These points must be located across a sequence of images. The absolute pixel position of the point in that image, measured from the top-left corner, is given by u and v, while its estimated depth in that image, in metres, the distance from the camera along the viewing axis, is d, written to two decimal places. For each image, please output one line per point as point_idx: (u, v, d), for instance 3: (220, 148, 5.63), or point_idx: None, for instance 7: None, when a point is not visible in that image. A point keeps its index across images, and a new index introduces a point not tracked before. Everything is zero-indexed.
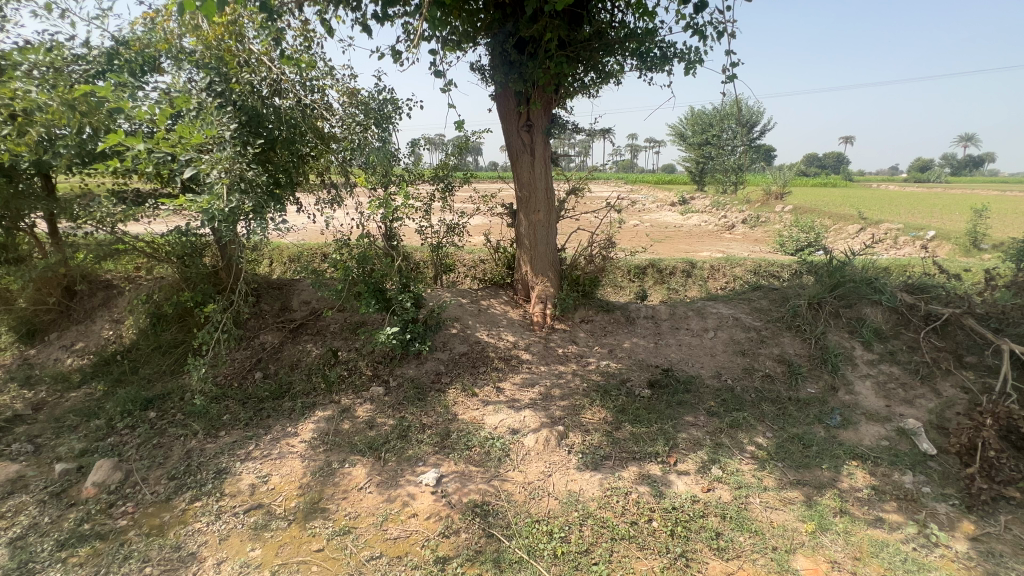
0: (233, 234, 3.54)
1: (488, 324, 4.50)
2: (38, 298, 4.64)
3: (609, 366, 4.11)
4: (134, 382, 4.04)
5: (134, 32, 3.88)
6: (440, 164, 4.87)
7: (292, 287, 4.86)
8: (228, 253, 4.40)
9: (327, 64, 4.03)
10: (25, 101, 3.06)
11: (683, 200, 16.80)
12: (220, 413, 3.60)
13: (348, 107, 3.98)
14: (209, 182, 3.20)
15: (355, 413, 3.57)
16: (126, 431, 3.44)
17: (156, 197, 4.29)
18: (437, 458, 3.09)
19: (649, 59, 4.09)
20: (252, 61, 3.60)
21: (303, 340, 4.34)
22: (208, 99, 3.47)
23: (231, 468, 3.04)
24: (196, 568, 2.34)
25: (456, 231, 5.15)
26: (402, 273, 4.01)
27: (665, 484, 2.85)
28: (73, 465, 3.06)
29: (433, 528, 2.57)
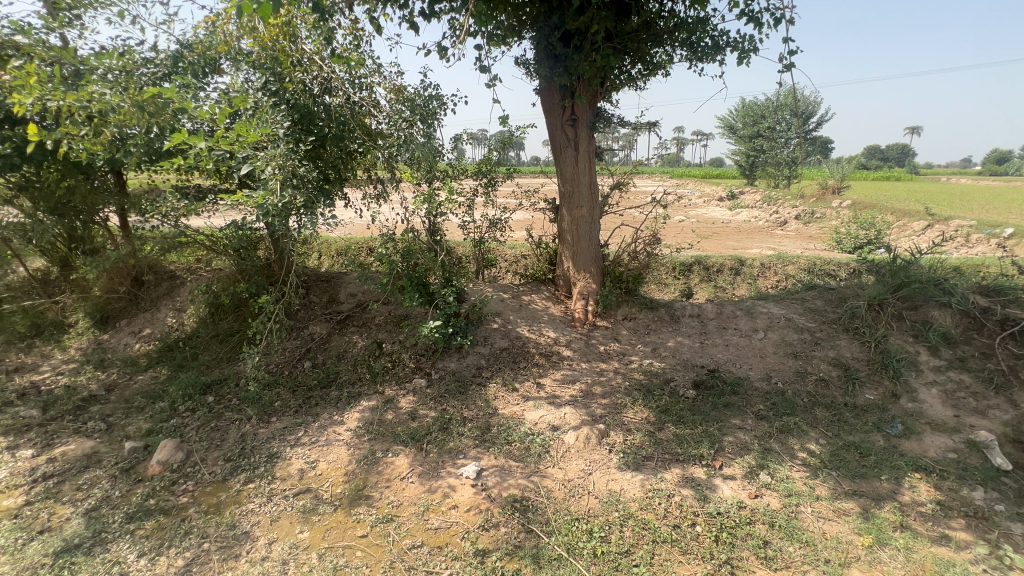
0: (284, 227, 3.68)
1: (529, 320, 4.50)
2: (110, 287, 4.99)
3: (652, 365, 4.02)
4: (195, 368, 4.28)
5: (197, 34, 4.08)
6: (483, 159, 4.89)
7: (339, 279, 5.02)
8: (280, 247, 4.58)
9: (375, 61, 4.10)
10: (100, 103, 3.26)
11: (732, 195, 16.22)
12: (271, 399, 3.76)
13: (395, 104, 3.98)
14: (264, 178, 3.35)
15: (398, 404, 3.65)
16: (186, 414, 3.65)
17: (215, 192, 4.51)
18: (477, 452, 3.12)
19: (700, 49, 3.96)
20: (305, 61, 3.73)
21: (350, 331, 4.47)
22: (264, 99, 3.65)
23: (282, 453, 3.17)
24: (250, 547, 2.46)
25: (499, 227, 5.17)
26: (445, 268, 4.08)
27: (710, 488, 2.77)
28: (140, 444, 3.28)
29: (473, 520, 2.59)
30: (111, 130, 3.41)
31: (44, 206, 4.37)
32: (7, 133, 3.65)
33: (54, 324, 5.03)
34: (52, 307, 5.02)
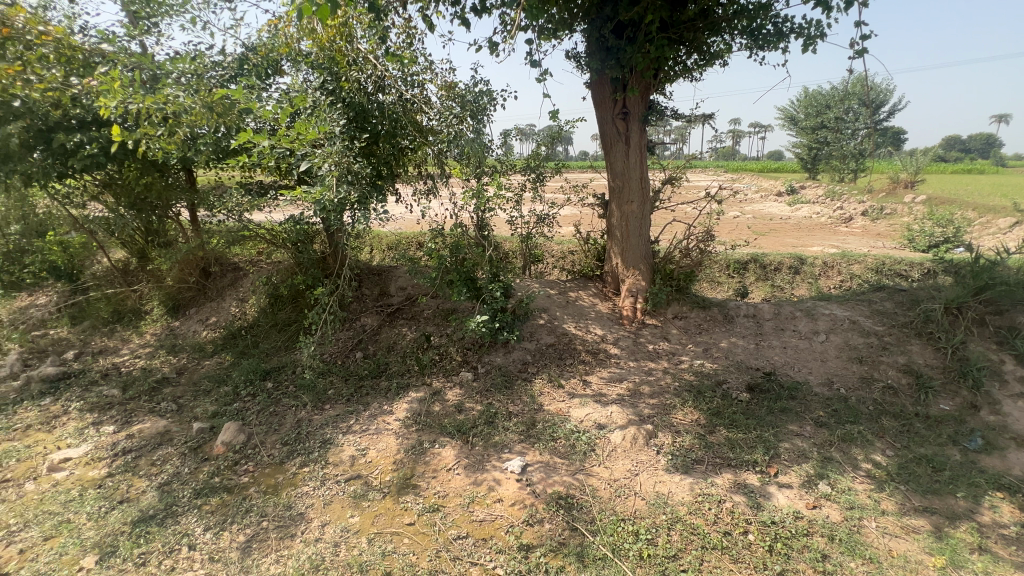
0: (339, 221, 3.82)
1: (576, 317, 4.47)
2: (181, 277, 5.34)
3: (703, 366, 3.90)
4: (256, 355, 4.52)
5: (261, 37, 4.26)
6: (532, 154, 4.88)
7: (390, 272, 5.15)
8: (335, 241, 4.75)
9: (427, 58, 4.15)
10: (175, 105, 3.46)
11: (792, 189, 15.43)
12: (325, 387, 3.92)
13: (446, 100, 4.03)
14: (321, 175, 3.48)
15: (445, 397, 3.72)
16: (247, 398, 3.86)
17: (275, 188, 4.73)
18: (522, 447, 3.13)
19: (762, 36, 3.77)
20: (360, 61, 3.78)
21: (399, 324, 4.58)
22: (321, 98, 3.79)
23: (335, 439, 3.29)
24: (305, 527, 2.58)
25: (546, 222, 5.15)
26: (492, 264, 4.07)
27: (764, 495, 2.66)
28: (207, 425, 3.49)
29: (517, 515, 2.60)
30: (184, 130, 3.62)
31: (125, 201, 4.80)
32: (94, 135, 3.95)
33: (132, 311, 5.44)
34: (130, 294, 5.48)
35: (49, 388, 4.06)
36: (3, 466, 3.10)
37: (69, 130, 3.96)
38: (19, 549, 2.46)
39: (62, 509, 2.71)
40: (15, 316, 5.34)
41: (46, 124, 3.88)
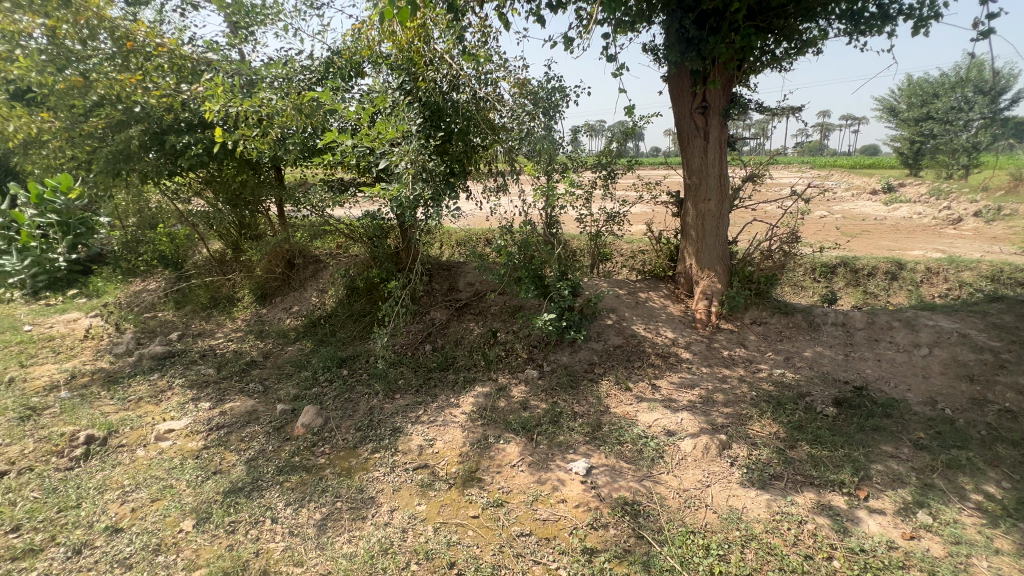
0: (413, 217, 3.93)
1: (646, 318, 4.35)
2: (269, 268, 5.74)
3: (784, 376, 3.67)
4: (333, 343, 4.78)
5: (345, 41, 4.45)
6: (604, 151, 4.78)
7: (459, 269, 5.25)
8: (408, 236, 4.91)
9: (501, 55, 4.17)
10: (269, 108, 3.70)
11: (890, 186, 14.11)
12: (396, 377, 4.07)
13: (518, 98, 4.01)
14: (398, 172, 3.61)
15: (511, 393, 3.74)
16: (325, 384, 4.09)
17: (355, 185, 4.96)
18: (587, 448, 3.09)
19: (864, 20, 3.45)
20: (437, 61, 3.86)
21: (467, 319, 4.66)
22: (400, 98, 3.93)
23: (404, 428, 3.41)
24: (376, 511, 2.69)
25: (616, 220, 5.05)
26: (561, 262, 4.08)
27: (851, 520, 2.45)
28: (289, 407, 3.73)
29: (582, 517, 2.57)
30: (276, 131, 3.87)
31: (223, 197, 5.27)
32: (199, 137, 4.31)
33: (227, 298, 5.93)
34: (226, 283, 5.98)
35: (157, 365, 4.52)
36: (119, 432, 3.48)
37: (179, 132, 4.35)
38: (131, 507, 2.75)
39: (166, 474, 3.01)
40: (130, 299, 5.98)
41: (160, 127, 4.29)
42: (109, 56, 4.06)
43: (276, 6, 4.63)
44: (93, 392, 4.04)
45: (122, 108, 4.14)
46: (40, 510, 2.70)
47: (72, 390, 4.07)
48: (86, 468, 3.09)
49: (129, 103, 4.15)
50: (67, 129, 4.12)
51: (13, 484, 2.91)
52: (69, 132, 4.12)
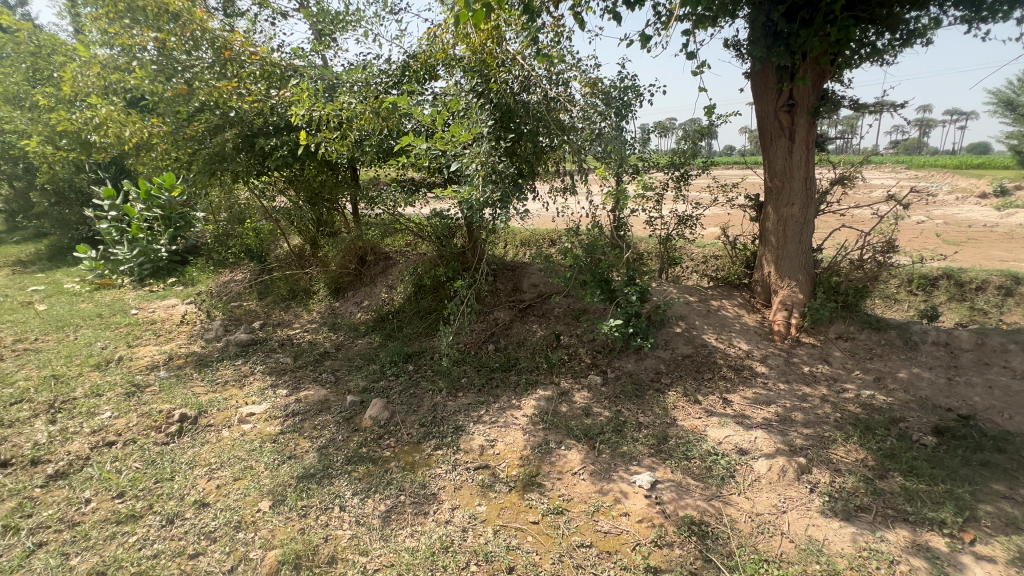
0: (481, 217, 3.95)
1: (718, 328, 4.15)
2: (343, 263, 6.02)
3: (873, 398, 3.36)
4: (400, 338, 4.93)
5: (420, 45, 4.55)
6: (677, 151, 4.62)
7: (523, 269, 5.25)
8: (475, 236, 4.97)
9: (573, 55, 4.13)
10: (349, 111, 3.87)
11: (1004, 189, 12.63)
12: (459, 375, 4.13)
13: (590, 98, 3.96)
14: (469, 174, 3.66)
15: (573, 398, 3.69)
16: (392, 377, 4.22)
17: (425, 186, 5.13)
18: (652, 462, 2.98)
19: (988, 5, 3.09)
20: (509, 62, 3.89)
21: (531, 320, 4.66)
22: (473, 100, 3.96)
23: (466, 427, 3.45)
24: (437, 507, 2.74)
25: (688, 224, 4.86)
26: (629, 266, 3.95)
27: (953, 565, 2.20)
28: (358, 398, 3.89)
29: (645, 533, 2.48)
30: (354, 133, 4.03)
31: (305, 195, 5.61)
32: (286, 139, 4.60)
33: (304, 291, 6.27)
34: (304, 276, 6.33)
35: (241, 351, 4.85)
36: (208, 412, 3.77)
37: (267, 135, 4.64)
38: (216, 484, 2.96)
39: (247, 455, 3.22)
40: (220, 289, 6.48)
41: (251, 131, 4.59)
42: (209, 65, 4.40)
43: (357, 13, 4.84)
44: (186, 373, 4.41)
45: (219, 114, 4.43)
46: (141, 479, 2.98)
47: (169, 371, 4.46)
48: (178, 444, 3.37)
49: (226, 108, 4.43)
50: (173, 133, 4.50)
51: (118, 454, 3.22)
52: (174, 136, 4.49)
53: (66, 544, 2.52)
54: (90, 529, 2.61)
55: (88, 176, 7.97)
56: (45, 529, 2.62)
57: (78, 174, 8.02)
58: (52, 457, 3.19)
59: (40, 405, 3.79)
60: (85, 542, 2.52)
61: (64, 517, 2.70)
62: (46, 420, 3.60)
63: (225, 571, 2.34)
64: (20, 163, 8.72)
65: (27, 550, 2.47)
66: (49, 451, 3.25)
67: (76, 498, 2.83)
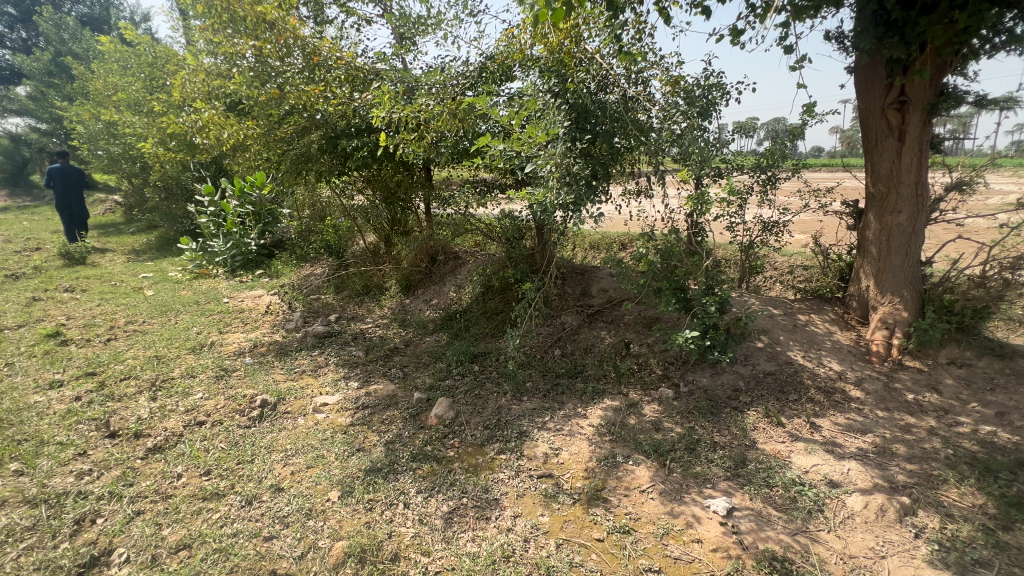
0: (553, 220, 3.86)
1: (805, 345, 3.83)
2: (415, 261, 6.18)
3: (994, 436, 2.95)
4: (467, 338, 4.97)
5: (498, 46, 4.54)
6: (766, 152, 4.29)
7: (593, 273, 5.13)
8: (545, 238, 4.92)
9: (654, 53, 4.02)
10: (427, 113, 3.93)
11: None
12: (524, 379, 4.09)
13: (670, 97, 3.90)
14: (543, 176, 3.61)
15: (642, 411, 3.54)
16: (457, 377, 4.25)
17: (497, 187, 5.16)
18: (728, 486, 2.78)
19: None
20: (588, 61, 3.85)
21: (599, 327, 4.55)
22: (550, 100, 3.82)
23: (530, 433, 3.39)
24: (500, 514, 2.70)
25: (774, 231, 4.54)
26: (708, 274, 3.71)
27: None
28: (425, 396, 3.94)
29: (720, 565, 2.31)
30: (431, 135, 4.09)
31: (382, 195, 5.83)
32: (366, 140, 4.75)
33: (377, 287, 6.49)
34: (377, 273, 6.56)
35: (318, 343, 5.09)
36: (286, 399, 3.97)
37: (350, 136, 4.82)
38: (291, 470, 3.10)
39: (320, 444, 3.36)
40: (301, 282, 6.85)
41: (335, 133, 4.79)
42: (299, 70, 4.63)
43: (437, 17, 4.91)
44: (269, 361, 4.68)
45: (306, 116, 4.67)
46: (225, 459, 3.18)
47: (254, 358, 4.75)
48: (259, 428, 3.57)
49: (313, 111, 4.65)
50: (265, 134, 4.78)
51: (207, 434, 3.46)
52: (266, 137, 4.79)
53: (159, 514, 2.73)
54: (181, 503, 2.80)
55: (193, 174, 8.72)
56: (143, 498, 2.86)
57: (184, 172, 8.80)
58: (152, 431, 3.49)
59: (144, 383, 4.16)
60: (176, 514, 2.72)
61: (159, 488, 2.93)
62: (149, 396, 3.95)
63: (296, 557, 2.43)
64: (137, 162, 9.69)
65: (128, 517, 2.70)
66: (149, 426, 3.55)
67: (170, 471, 3.07)
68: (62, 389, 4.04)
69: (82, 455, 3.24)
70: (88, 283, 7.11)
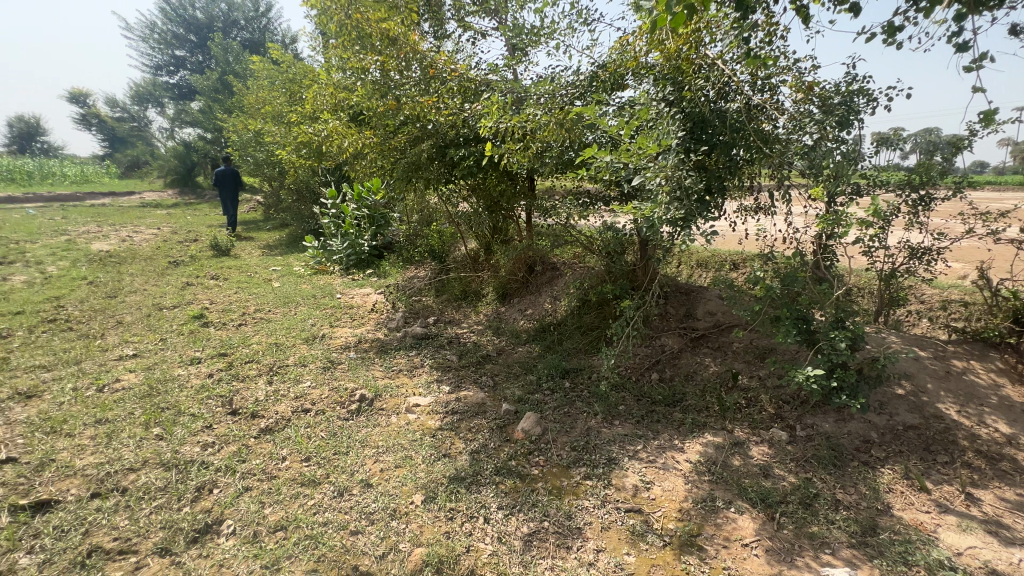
0: (660, 237, 3.62)
1: (961, 398, 3.22)
2: (512, 271, 6.22)
3: None
4: (560, 352, 4.87)
5: (611, 54, 4.38)
6: (920, 167, 3.71)
7: (699, 294, 4.78)
8: (649, 254, 4.68)
9: (787, 56, 3.68)
10: (534, 123, 3.88)
11: None
12: (617, 402, 3.88)
13: (801, 105, 3.52)
14: (652, 190, 3.37)
15: (749, 452, 3.19)
16: (547, 392, 4.15)
17: (601, 200, 5.02)
18: (853, 555, 2.38)
19: None
20: (709, 66, 3.51)
21: (702, 353, 4.22)
22: (663, 109, 3.64)
23: (620, 461, 3.19)
24: (582, 545, 2.55)
25: (924, 259, 3.89)
26: (839, 305, 3.26)
27: None
28: (513, 408, 3.89)
29: None
30: (537, 145, 4.07)
31: (485, 203, 5.94)
32: (473, 150, 4.83)
33: (474, 293, 6.63)
34: (476, 279, 6.70)
35: (415, 344, 5.27)
36: (382, 396, 4.14)
37: (457, 146, 4.93)
38: (381, 467, 3.20)
39: (409, 444, 3.44)
40: (405, 284, 7.20)
41: (444, 142, 4.93)
42: (415, 81, 4.86)
43: (551, 26, 4.90)
44: (370, 357, 4.94)
45: (419, 126, 4.86)
46: (324, 448, 3.37)
47: (357, 353, 5.04)
48: (356, 422, 3.75)
49: (425, 121, 4.82)
50: (381, 143, 5.10)
51: (310, 422, 3.70)
52: (382, 146, 5.08)
53: (264, 493, 2.94)
54: (283, 485, 3.01)
55: (320, 179, 9.59)
56: (252, 475, 3.11)
57: (313, 176, 9.71)
58: (266, 413, 3.81)
59: (264, 367, 4.59)
60: (278, 496, 2.91)
61: (266, 468, 3.17)
62: (266, 380, 4.34)
63: (378, 556, 2.47)
64: (276, 167, 10.87)
65: (239, 491, 2.95)
66: (264, 407, 3.89)
67: (276, 453, 3.31)
68: (199, 366, 4.58)
69: (208, 428, 3.61)
70: (230, 272, 8.08)
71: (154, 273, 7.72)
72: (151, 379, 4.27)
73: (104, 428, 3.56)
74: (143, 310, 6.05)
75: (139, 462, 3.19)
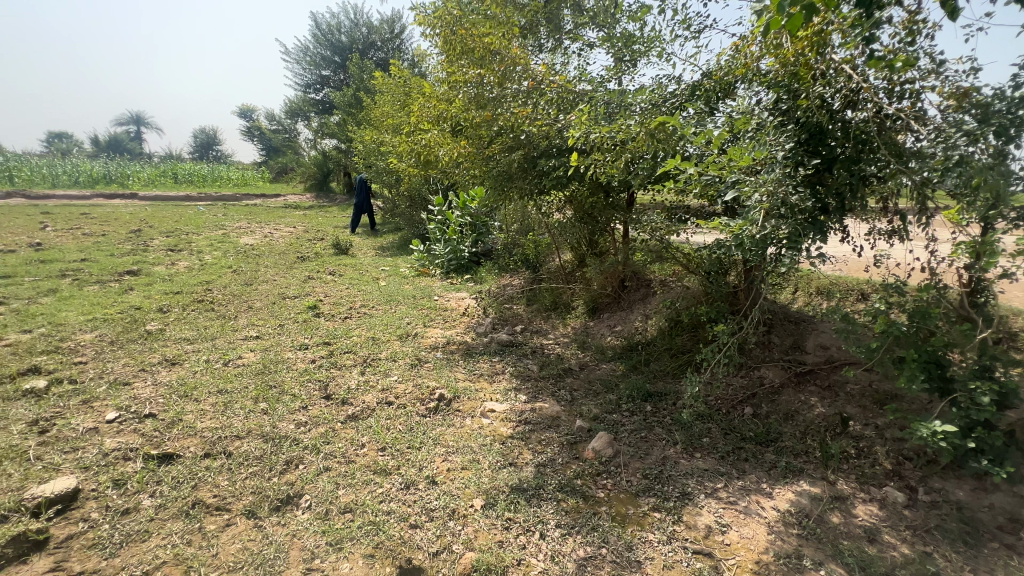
0: (761, 258, 3.30)
1: None
2: (603, 285, 6.06)
3: None
4: (645, 373, 4.63)
5: (721, 60, 4.11)
6: None
7: (811, 325, 4.27)
8: (753, 278, 4.29)
9: (933, 57, 3.13)
10: (625, 133, 3.77)
11: None
12: (701, 433, 3.59)
13: (951, 114, 2.94)
14: (748, 206, 3.13)
15: (853, 511, 2.76)
16: (625, 414, 3.96)
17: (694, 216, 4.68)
18: None
19: None
20: (830, 73, 3.13)
21: (808, 391, 3.75)
22: (769, 119, 3.34)
23: (695, 497, 2.94)
24: None
25: None
26: (985, 351, 2.70)
27: None
28: (587, 426, 3.77)
29: None
30: (627, 155, 3.92)
31: (579, 213, 5.86)
32: (563, 161, 4.77)
33: (564, 305, 6.57)
34: (567, 291, 6.63)
35: (500, 350, 5.35)
36: (460, 398, 4.24)
37: (549, 156, 4.94)
38: (447, 466, 3.27)
39: (478, 449, 3.47)
40: (498, 291, 7.35)
41: (535, 152, 5.03)
42: (516, 91, 4.86)
43: (656, 34, 4.75)
44: (455, 359, 5.10)
45: (512, 136, 4.98)
46: (399, 440, 3.53)
47: (444, 353, 5.23)
48: (433, 419, 3.88)
49: (518, 131, 4.92)
50: (476, 153, 5.37)
51: (391, 414, 3.90)
52: (477, 155, 5.37)
53: (340, 475, 3.15)
54: (357, 470, 3.20)
55: (431, 187, 10.18)
56: (333, 457, 3.34)
57: (424, 184, 10.32)
58: (354, 401, 4.09)
59: (359, 358, 4.94)
60: (351, 479, 3.10)
61: (346, 452, 3.39)
62: (360, 371, 4.66)
63: (430, 553, 2.53)
64: (394, 175, 11.74)
65: (319, 470, 3.19)
66: (353, 396, 4.17)
67: (357, 440, 3.53)
68: (306, 351, 5.06)
69: (304, 408, 3.96)
70: (345, 269, 8.86)
71: (284, 266, 8.70)
72: (266, 359, 4.79)
73: (223, 397, 4.05)
74: (270, 298, 6.85)
75: (245, 431, 3.58)
